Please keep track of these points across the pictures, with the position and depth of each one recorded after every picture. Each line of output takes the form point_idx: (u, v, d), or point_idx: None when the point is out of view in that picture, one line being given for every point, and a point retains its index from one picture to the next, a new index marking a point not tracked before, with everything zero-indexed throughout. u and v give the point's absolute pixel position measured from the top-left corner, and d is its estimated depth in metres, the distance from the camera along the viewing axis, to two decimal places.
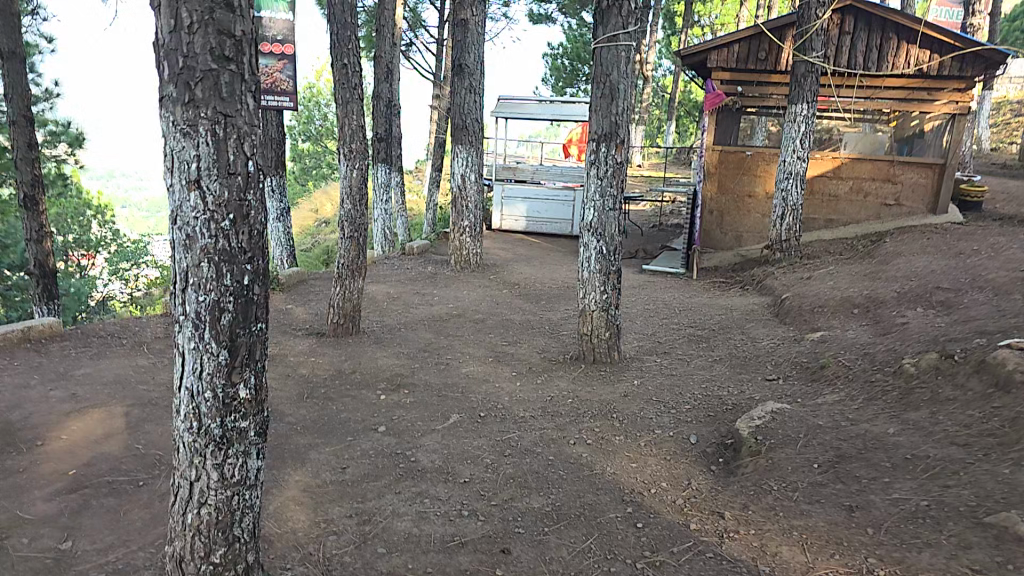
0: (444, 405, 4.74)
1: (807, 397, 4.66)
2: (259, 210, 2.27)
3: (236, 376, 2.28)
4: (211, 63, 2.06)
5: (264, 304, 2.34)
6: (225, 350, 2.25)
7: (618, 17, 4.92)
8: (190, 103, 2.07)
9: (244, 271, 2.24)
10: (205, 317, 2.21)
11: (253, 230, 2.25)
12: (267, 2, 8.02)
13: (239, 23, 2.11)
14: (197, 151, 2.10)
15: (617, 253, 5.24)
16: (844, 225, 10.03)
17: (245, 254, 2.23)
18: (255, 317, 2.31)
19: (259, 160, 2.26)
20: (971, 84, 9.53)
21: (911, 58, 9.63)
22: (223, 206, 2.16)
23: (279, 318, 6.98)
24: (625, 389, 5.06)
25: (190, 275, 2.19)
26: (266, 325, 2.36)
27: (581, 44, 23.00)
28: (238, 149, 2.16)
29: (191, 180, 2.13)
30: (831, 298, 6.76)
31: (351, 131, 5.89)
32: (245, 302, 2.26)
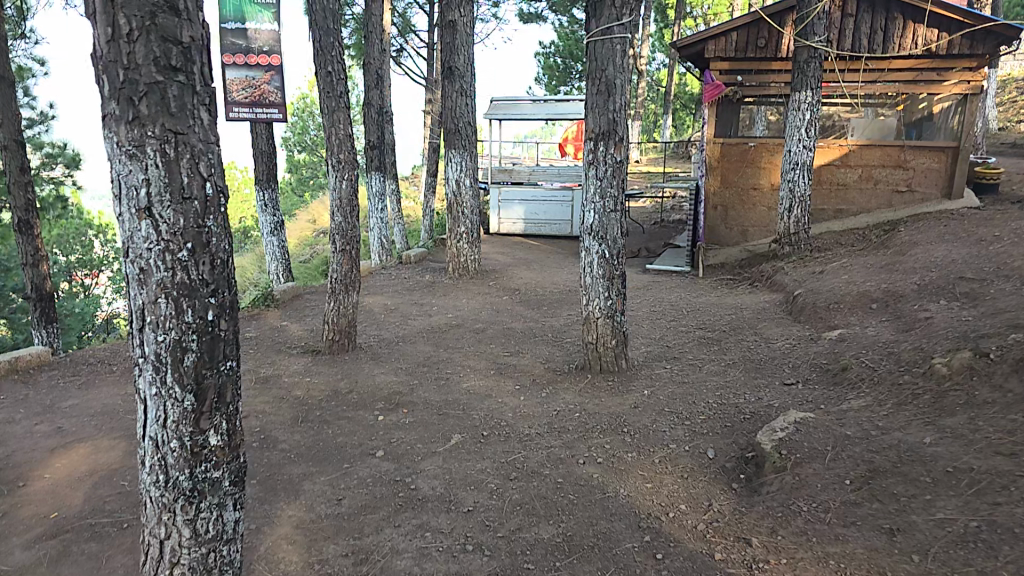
0: (446, 425, 4.50)
1: (829, 403, 4.40)
2: (221, 238, 2.09)
3: (205, 423, 2.08)
4: (156, 75, 1.90)
5: (233, 341, 2.14)
6: (191, 394, 2.05)
7: (611, 9, 4.66)
8: (135, 121, 1.92)
9: (208, 307, 2.05)
10: (166, 360, 2.03)
11: (215, 259, 2.06)
12: (251, 13, 7.85)
13: (186, 28, 1.95)
14: (145, 174, 1.94)
15: (621, 255, 4.97)
16: (855, 215, 9.77)
17: (207, 286, 2.04)
18: (225, 356, 2.12)
19: (219, 181, 2.09)
20: (982, 62, 9.26)
21: (918, 37, 9.31)
22: (179, 234, 1.98)
23: (274, 336, 6.75)
24: (635, 400, 4.81)
25: (147, 313, 2.01)
26: (237, 363, 2.16)
27: (573, 42, 22.72)
28: (192, 169, 1.99)
29: (141, 208, 1.96)
30: (845, 294, 6.49)
31: (339, 141, 5.64)
32: (211, 340, 2.07)
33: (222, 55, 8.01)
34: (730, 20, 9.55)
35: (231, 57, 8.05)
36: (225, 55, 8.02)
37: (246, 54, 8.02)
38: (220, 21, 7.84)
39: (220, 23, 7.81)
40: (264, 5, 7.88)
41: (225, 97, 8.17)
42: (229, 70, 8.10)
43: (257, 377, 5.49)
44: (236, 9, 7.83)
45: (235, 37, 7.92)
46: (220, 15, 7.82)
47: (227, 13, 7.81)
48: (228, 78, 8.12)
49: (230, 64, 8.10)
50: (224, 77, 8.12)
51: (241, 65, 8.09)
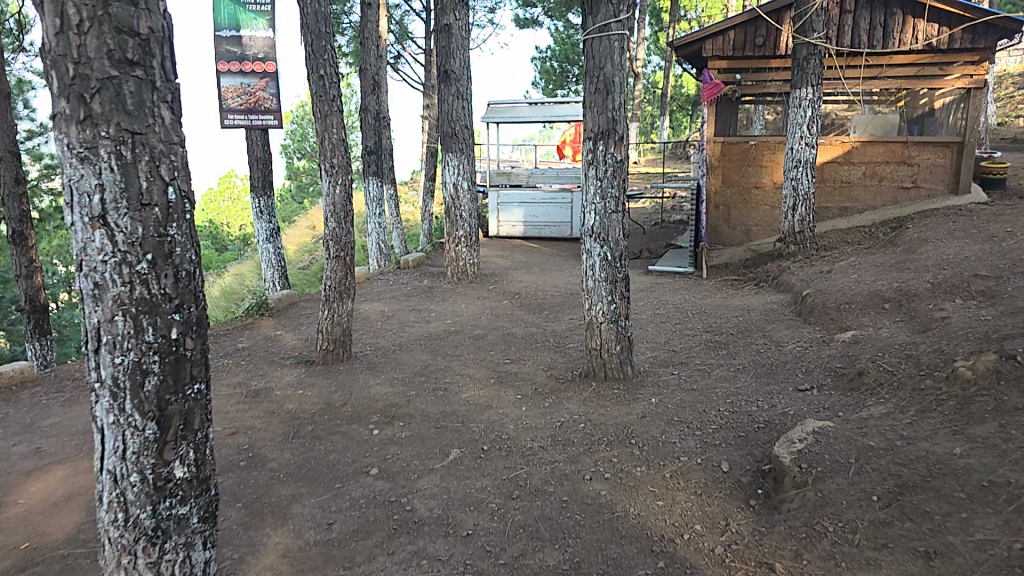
0: (444, 439, 4.27)
1: (847, 410, 4.17)
2: (186, 248, 2.05)
3: (169, 453, 2.05)
4: (111, 69, 1.86)
5: (200, 361, 2.10)
6: (154, 420, 2.01)
7: (608, 5, 4.45)
8: (88, 120, 1.88)
9: (171, 323, 2.00)
10: (126, 385, 1.98)
11: (179, 272, 2.02)
12: (246, 20, 7.67)
13: (143, 18, 1.91)
14: (99, 179, 1.90)
15: (623, 258, 4.75)
16: (860, 213, 9.52)
17: (170, 301, 2.00)
18: (192, 378, 2.08)
19: (182, 185, 2.04)
20: (984, 57, 9.03)
21: (918, 33, 9.09)
22: (138, 244, 1.93)
23: (267, 347, 6.51)
24: (643, 408, 4.59)
25: (103, 332, 1.96)
26: (205, 385, 2.13)
27: (570, 46, 22.56)
28: (152, 173, 1.95)
29: (95, 216, 1.92)
30: (856, 294, 6.26)
31: (331, 145, 5.41)
32: (175, 361, 2.03)
33: (217, 62, 7.80)
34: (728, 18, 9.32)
35: (226, 64, 7.83)
36: (220, 63, 7.80)
37: (241, 61, 7.80)
38: (215, 29, 7.67)
39: (215, 31, 7.63)
40: (258, 12, 7.68)
41: (220, 104, 7.95)
42: (223, 77, 7.87)
43: (248, 391, 5.26)
44: (231, 17, 7.65)
45: (230, 45, 7.73)
46: (215, 23, 7.64)
47: (222, 21, 7.64)
48: (223, 85, 7.90)
49: (225, 71, 7.87)
50: (218, 84, 7.89)
51: (236, 72, 7.86)
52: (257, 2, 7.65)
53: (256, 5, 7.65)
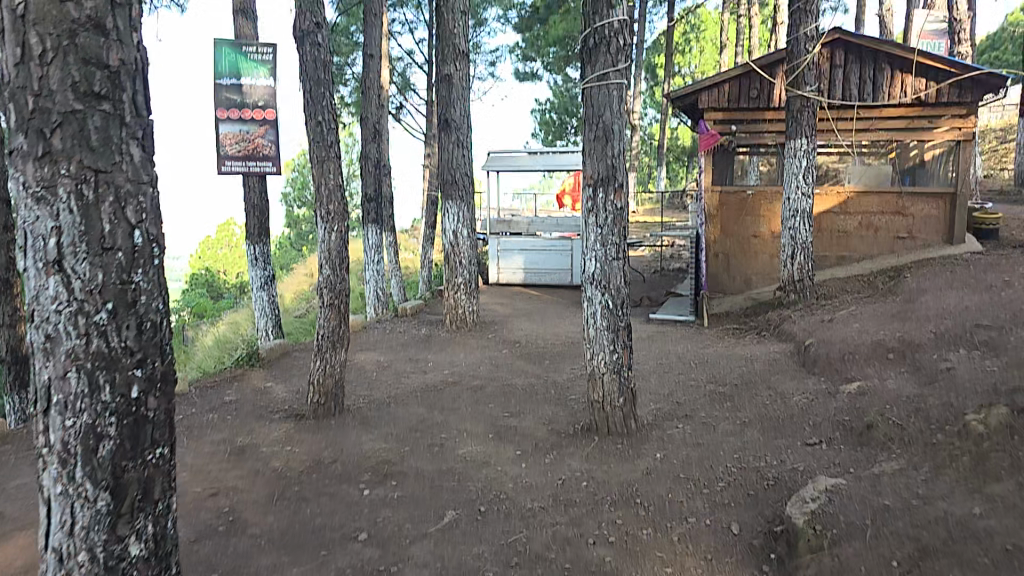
0: (438, 500, 4.09)
1: (859, 467, 4.02)
2: (152, 296, 2.06)
3: (123, 528, 2.05)
4: (75, 102, 1.91)
5: (162, 424, 2.11)
6: (108, 489, 2.01)
7: (607, 55, 4.52)
8: (46, 156, 1.92)
9: (132, 380, 2.01)
10: (78, 450, 1.99)
11: (143, 323, 2.03)
12: (247, 69, 7.85)
13: (114, 50, 1.97)
14: (56, 222, 1.93)
15: (625, 304, 4.69)
16: (857, 262, 9.58)
17: (132, 355, 2.01)
18: (153, 442, 2.09)
19: (150, 227, 2.07)
20: (972, 110, 9.24)
21: (907, 87, 9.32)
22: (97, 292, 1.95)
23: (257, 400, 6.34)
24: (647, 465, 4.43)
25: (55, 389, 1.97)
26: (168, 449, 2.13)
27: (568, 98, 23.27)
28: (117, 215, 1.98)
29: (50, 262, 1.94)
30: (859, 343, 6.19)
31: (328, 191, 5.40)
32: (135, 422, 2.03)
33: (216, 109, 7.96)
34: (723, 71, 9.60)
35: (226, 111, 7.99)
36: (219, 110, 7.96)
37: (240, 108, 7.96)
38: (216, 77, 7.84)
39: (215, 79, 7.80)
40: (259, 62, 7.88)
41: (218, 150, 8.11)
42: (222, 124, 8.03)
43: (234, 448, 5.07)
44: (232, 66, 7.83)
45: (230, 92, 7.90)
46: (216, 72, 7.82)
47: (223, 69, 7.83)
48: (222, 132, 8.05)
49: (224, 118, 8.03)
50: (217, 130, 8.05)
51: (235, 119, 8.02)
52: (259, 52, 7.87)
53: (257, 55, 7.86)
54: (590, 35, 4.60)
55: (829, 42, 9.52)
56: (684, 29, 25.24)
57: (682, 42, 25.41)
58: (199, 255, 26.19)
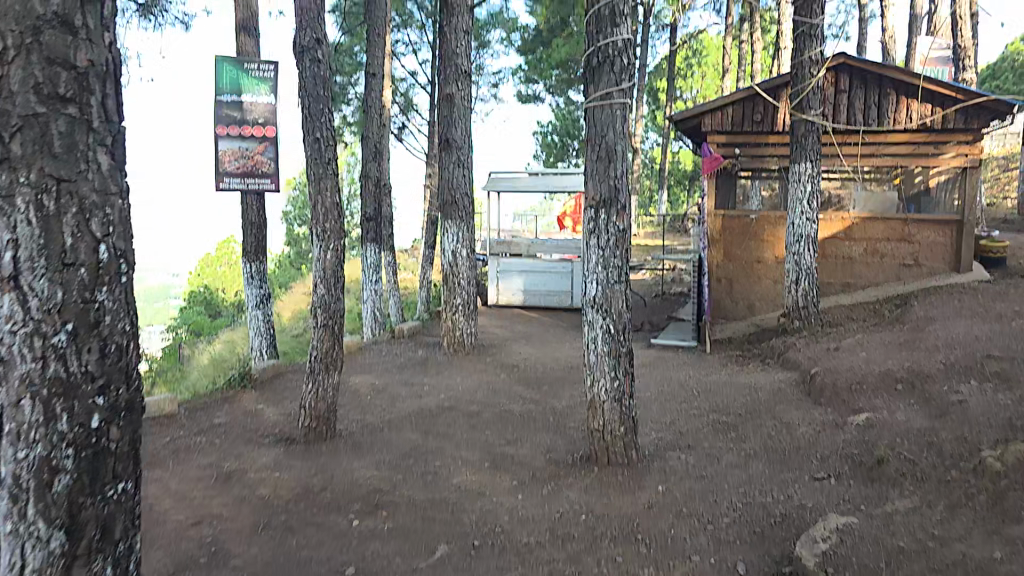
0: (430, 533, 3.90)
1: (870, 505, 3.84)
2: (117, 316, 1.91)
3: (79, 572, 1.83)
4: (38, 105, 1.76)
5: (125, 455, 1.94)
6: (62, 530, 1.80)
7: (610, 74, 4.45)
8: (3, 162, 1.74)
9: (93, 409, 1.85)
10: (30, 486, 1.77)
11: (106, 346, 1.88)
12: (248, 86, 7.87)
13: (82, 50, 1.84)
14: (13, 234, 1.74)
15: (627, 331, 4.56)
16: (863, 289, 9.46)
17: (93, 381, 1.84)
18: (115, 476, 1.92)
19: (117, 241, 1.92)
20: (978, 136, 9.20)
21: (913, 112, 9.29)
22: (56, 312, 1.78)
23: (247, 423, 6.16)
24: (648, 499, 4.24)
25: (5, 419, 1.75)
26: (132, 483, 1.97)
27: (570, 121, 23.45)
28: (81, 226, 1.82)
29: (4, 277, 1.74)
30: (866, 373, 6.02)
31: (325, 210, 5.30)
32: (95, 454, 1.86)
33: (216, 126, 7.94)
34: (727, 95, 9.61)
35: (225, 128, 7.98)
36: (219, 127, 7.95)
37: (240, 125, 7.96)
38: (216, 94, 7.85)
39: (215, 96, 7.81)
40: (261, 79, 7.90)
41: (217, 167, 8.07)
42: (222, 141, 8.01)
43: (221, 473, 4.89)
44: (233, 82, 7.85)
45: (230, 109, 7.91)
46: (216, 88, 7.83)
47: (223, 86, 7.83)
48: (222, 149, 8.03)
49: (224, 134, 8.01)
50: (217, 147, 8.03)
51: (235, 136, 8.01)
52: (260, 70, 7.89)
53: (258, 72, 7.88)
54: (593, 54, 4.55)
55: (834, 66, 9.55)
56: (687, 55, 25.57)
57: (685, 68, 25.70)
58: (199, 272, 26.07)
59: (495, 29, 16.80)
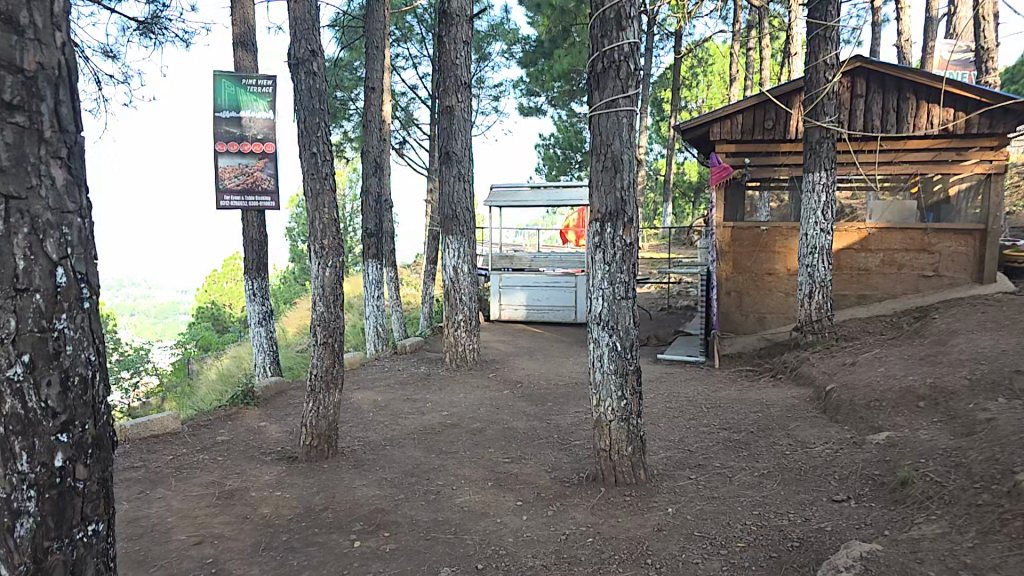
0: (433, 554, 3.74)
1: (895, 529, 3.63)
2: (79, 346, 1.79)
3: None
4: None
5: (92, 495, 1.82)
6: None
7: (616, 80, 4.35)
8: None
9: (55, 447, 1.71)
10: None
11: (68, 378, 1.74)
12: (246, 101, 7.84)
13: (31, 52, 1.69)
14: None
15: (634, 348, 4.41)
16: (879, 301, 9.26)
17: (55, 418, 1.70)
18: (83, 518, 1.79)
19: (78, 264, 1.80)
20: (1004, 142, 8.98)
21: (934, 117, 9.11)
22: (10, 342, 1.62)
23: (249, 441, 6.03)
24: (658, 520, 4.05)
25: None
26: (102, 524, 1.85)
27: (573, 133, 23.53)
28: (37, 248, 1.68)
29: None
30: (885, 390, 5.78)
31: (323, 225, 5.20)
32: (59, 496, 1.72)
33: (216, 143, 7.94)
34: (737, 102, 9.53)
35: (224, 145, 7.98)
36: (218, 144, 7.95)
37: (239, 142, 7.96)
38: (215, 110, 7.85)
39: (214, 112, 7.79)
40: (259, 95, 7.88)
41: (217, 184, 8.06)
42: (222, 157, 8.00)
43: (222, 491, 4.76)
44: (231, 99, 7.83)
45: (229, 126, 7.91)
46: (215, 105, 7.81)
47: (222, 103, 7.82)
48: (221, 166, 8.02)
49: (223, 151, 8.01)
50: (216, 164, 8.02)
51: (235, 152, 8.00)
52: (259, 85, 7.87)
53: (256, 87, 7.85)
54: (598, 60, 4.44)
55: (850, 70, 9.41)
56: (692, 63, 25.49)
57: (690, 77, 25.73)
58: (205, 289, 26.44)
59: (496, 41, 16.90)
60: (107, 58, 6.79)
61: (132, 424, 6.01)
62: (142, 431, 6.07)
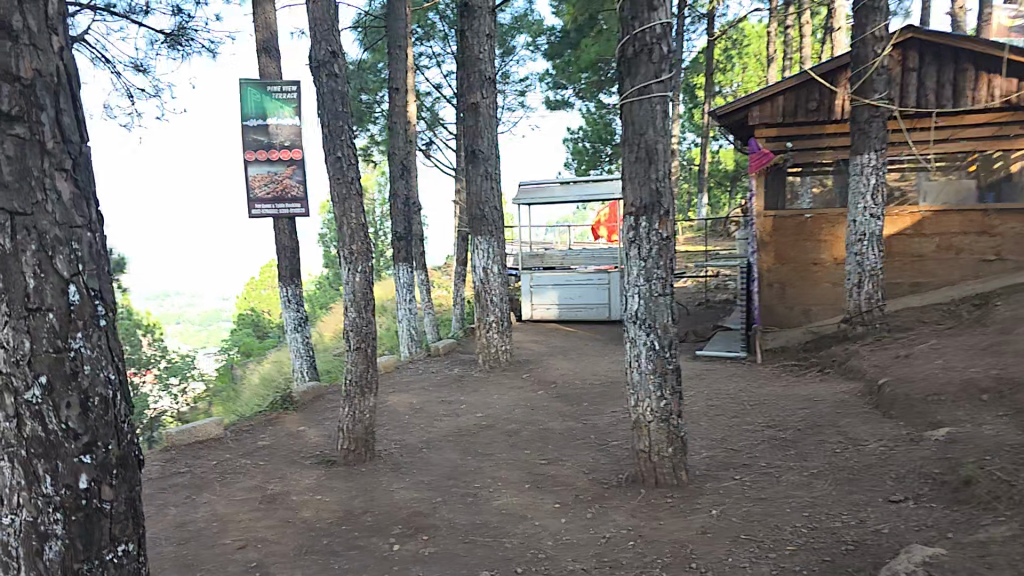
0: (473, 557, 3.69)
1: (960, 531, 3.38)
2: (97, 365, 1.78)
3: None
4: None
5: (120, 516, 1.82)
6: None
7: (649, 65, 4.19)
8: None
9: (79, 469, 1.72)
10: (21, 554, 1.68)
11: (87, 399, 1.74)
12: (272, 109, 8.02)
13: (27, 60, 1.68)
14: None
15: (673, 346, 4.26)
16: (936, 289, 8.79)
17: (76, 440, 1.71)
18: (112, 538, 1.80)
19: (90, 281, 1.79)
20: None
21: (995, 89, 8.61)
22: (25, 363, 1.65)
23: (289, 445, 6.12)
24: (701, 523, 3.90)
25: None
26: (132, 545, 1.85)
27: (602, 125, 23.23)
28: (47, 266, 1.69)
29: None
30: (945, 383, 5.45)
31: (351, 230, 5.23)
32: (87, 517, 1.74)
33: (245, 152, 8.12)
34: (777, 83, 9.15)
35: (253, 153, 8.15)
36: (247, 152, 8.12)
37: (268, 150, 8.13)
38: (242, 119, 8.01)
39: (242, 121, 7.97)
40: (284, 100, 8.03)
41: (248, 193, 8.22)
42: (251, 166, 8.16)
43: (265, 495, 4.84)
44: (258, 106, 7.99)
45: (256, 134, 8.07)
46: (242, 113, 7.98)
47: (248, 111, 7.98)
48: (251, 175, 8.17)
49: (253, 160, 8.17)
50: (246, 173, 8.17)
51: (263, 161, 8.16)
52: (283, 91, 8.01)
53: (281, 94, 8.01)
54: (629, 43, 4.29)
55: (902, 42, 8.90)
56: (726, 46, 24.81)
57: (724, 60, 25.07)
58: (245, 297, 27.48)
59: (520, 34, 16.83)
60: (137, 71, 7.03)
61: (176, 431, 6.17)
62: (186, 437, 6.22)
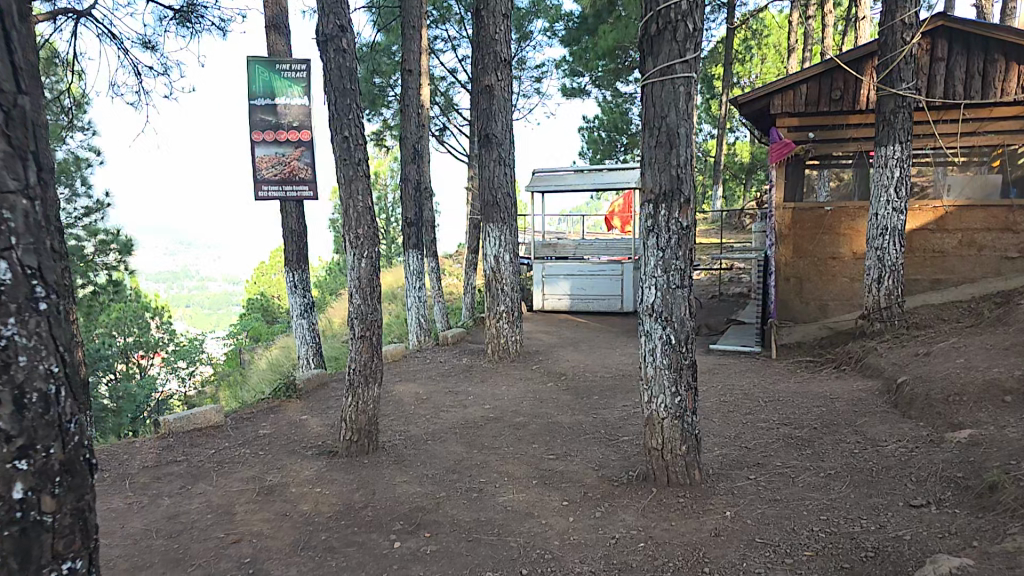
0: (474, 557, 3.58)
1: (984, 540, 3.21)
2: (35, 356, 1.64)
3: None
4: None
5: (58, 528, 1.68)
6: None
7: (672, 44, 3.99)
8: None
9: (13, 477, 1.57)
10: None
11: (21, 396, 1.59)
12: (281, 88, 7.85)
13: None
14: None
15: (692, 342, 4.11)
16: (956, 286, 8.56)
17: (7, 443, 1.56)
18: (56, 556, 1.67)
19: (22, 260, 1.62)
20: None
21: None
22: None
23: (291, 434, 6.05)
24: (714, 525, 3.77)
25: None
26: (79, 562, 1.73)
27: (618, 114, 22.78)
28: None
29: None
30: (966, 382, 5.25)
31: (357, 213, 5.08)
32: (21, 532, 1.59)
33: (252, 133, 7.95)
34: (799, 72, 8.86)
35: (261, 134, 7.99)
36: (254, 132, 7.96)
37: (275, 130, 7.97)
38: (250, 97, 7.83)
39: (250, 100, 7.80)
40: (293, 80, 7.87)
41: (255, 174, 8.08)
42: (258, 147, 8.03)
43: (264, 486, 4.75)
44: (266, 85, 7.83)
45: (264, 114, 7.90)
46: (250, 92, 7.80)
47: (257, 89, 7.81)
48: (257, 156, 8.04)
49: (259, 141, 8.03)
50: (253, 153, 8.04)
51: (271, 142, 8.02)
52: (293, 70, 7.85)
53: (290, 73, 7.84)
54: (652, 20, 4.08)
55: (930, 30, 8.58)
56: (747, 36, 24.35)
57: (743, 51, 24.59)
58: (256, 280, 27.66)
59: (537, 18, 16.51)
60: (144, 47, 6.87)
61: (177, 418, 6.10)
62: (186, 424, 6.17)
